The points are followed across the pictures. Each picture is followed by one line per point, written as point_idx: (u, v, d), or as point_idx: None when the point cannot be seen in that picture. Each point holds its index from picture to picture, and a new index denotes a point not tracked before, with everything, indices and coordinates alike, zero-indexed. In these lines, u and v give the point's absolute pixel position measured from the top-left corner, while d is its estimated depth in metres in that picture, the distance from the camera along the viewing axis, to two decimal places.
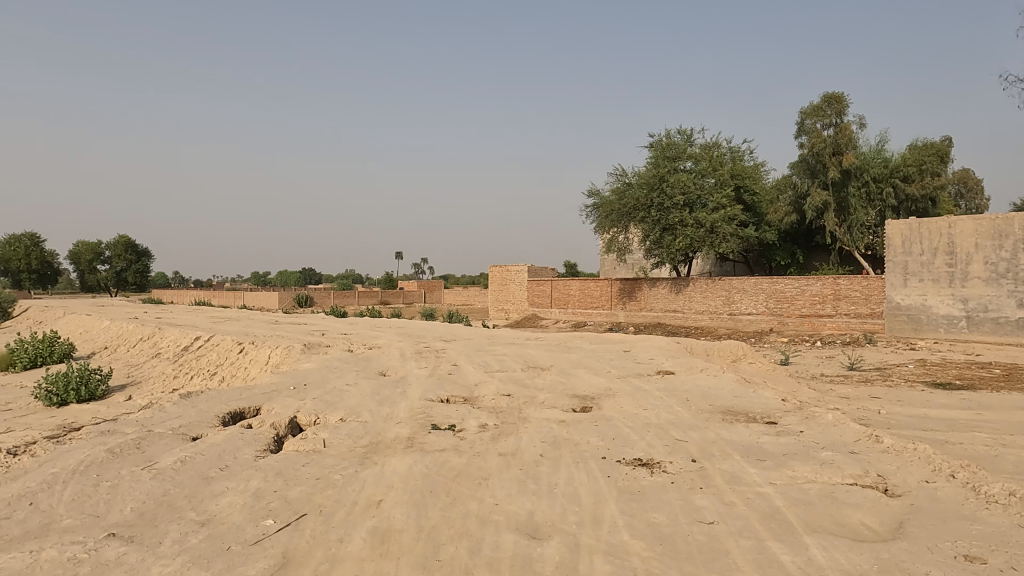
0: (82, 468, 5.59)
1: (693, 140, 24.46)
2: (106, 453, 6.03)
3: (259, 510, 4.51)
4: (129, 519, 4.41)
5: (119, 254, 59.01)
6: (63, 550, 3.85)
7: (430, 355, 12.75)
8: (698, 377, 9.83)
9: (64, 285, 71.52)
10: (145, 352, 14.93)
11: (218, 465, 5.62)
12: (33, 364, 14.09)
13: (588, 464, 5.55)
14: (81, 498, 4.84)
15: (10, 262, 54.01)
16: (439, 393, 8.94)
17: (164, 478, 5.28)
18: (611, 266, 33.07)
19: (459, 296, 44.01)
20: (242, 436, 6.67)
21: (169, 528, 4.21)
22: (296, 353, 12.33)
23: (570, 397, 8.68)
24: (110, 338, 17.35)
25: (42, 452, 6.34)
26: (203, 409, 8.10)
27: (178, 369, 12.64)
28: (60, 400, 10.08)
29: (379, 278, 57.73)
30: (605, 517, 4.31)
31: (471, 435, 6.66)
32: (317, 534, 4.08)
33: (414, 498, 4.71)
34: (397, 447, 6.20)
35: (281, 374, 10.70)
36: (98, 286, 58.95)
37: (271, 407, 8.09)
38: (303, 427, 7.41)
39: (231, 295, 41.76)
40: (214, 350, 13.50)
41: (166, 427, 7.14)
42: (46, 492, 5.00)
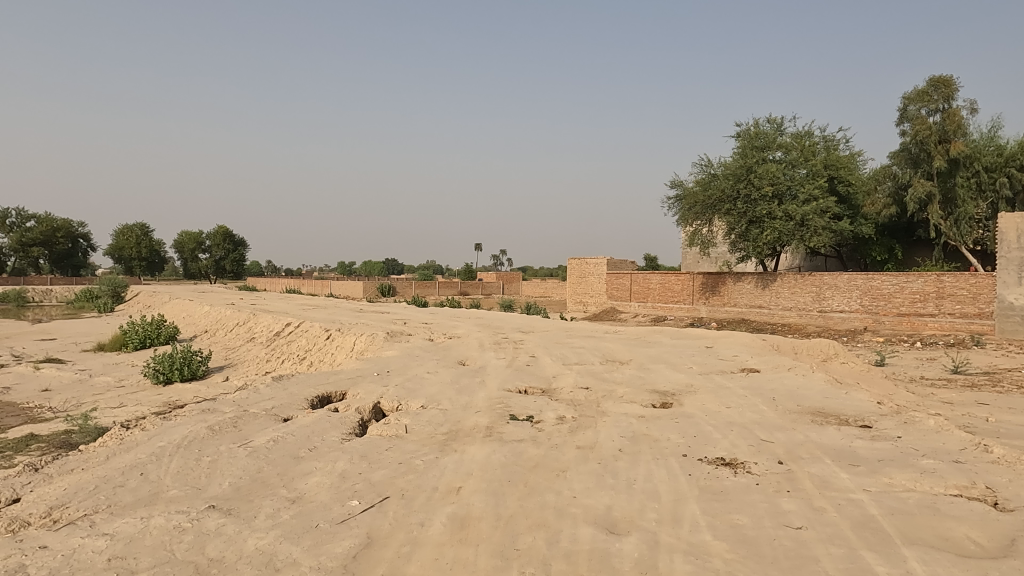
0: (186, 442, 6.00)
1: (783, 129, 23.48)
2: (207, 430, 6.44)
3: (345, 491, 4.70)
4: (227, 493, 4.69)
5: (218, 243, 62.52)
6: (170, 518, 4.14)
7: (508, 346, 12.84)
8: (785, 376, 9.44)
9: (170, 272, 76.68)
10: (240, 336, 15.81)
11: (308, 446, 5.90)
12: (142, 345, 15.22)
13: (668, 461, 5.44)
14: (185, 470, 5.20)
15: (123, 251, 58.53)
16: (517, 384, 9.00)
17: (258, 455, 5.58)
18: (693, 259, 32.36)
19: (537, 288, 44.01)
20: (329, 419, 6.97)
21: (264, 503, 4.44)
22: (379, 341, 12.71)
23: (650, 393, 8.52)
24: (210, 323, 18.47)
25: (151, 426, 6.85)
26: (293, 392, 8.50)
27: (271, 353, 13.32)
28: (165, 378, 10.85)
29: (460, 270, 58.74)
30: (686, 516, 4.23)
31: (548, 427, 6.66)
32: (400, 517, 4.20)
33: (492, 487, 4.77)
34: (475, 436, 6.28)
35: (364, 361, 11.07)
36: (199, 274, 62.69)
37: (356, 392, 8.40)
38: (386, 413, 7.64)
39: (318, 284, 43.42)
40: (303, 336, 14.12)
41: (260, 408, 7.54)
42: (155, 463, 5.40)
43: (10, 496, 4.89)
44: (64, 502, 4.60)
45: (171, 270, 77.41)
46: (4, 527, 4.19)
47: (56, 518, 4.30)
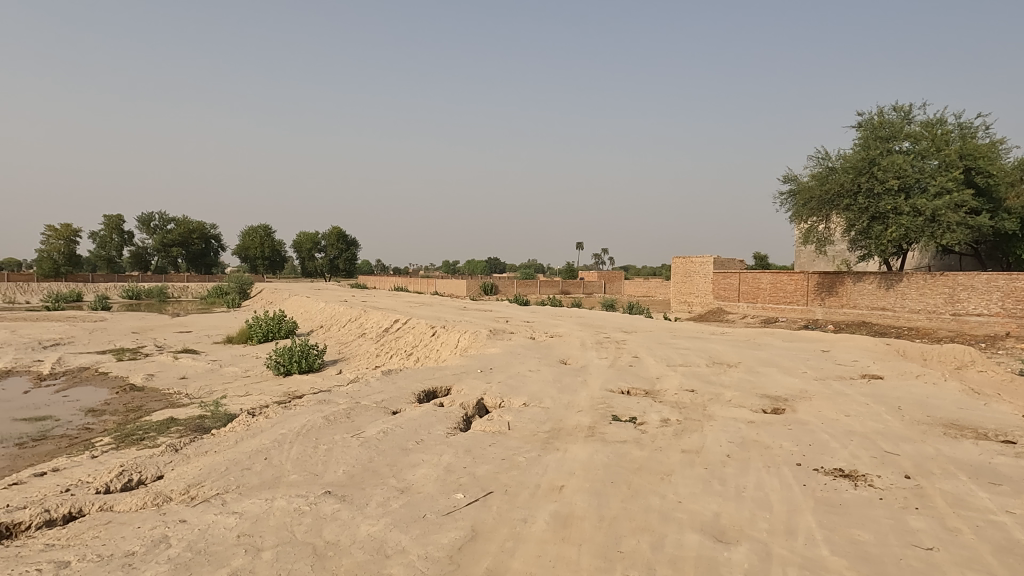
0: (305, 430, 6.38)
1: (912, 117, 21.75)
2: (323, 419, 6.82)
3: (451, 483, 4.82)
4: (342, 480, 4.95)
5: (332, 244, 66.00)
6: (291, 501, 4.42)
7: (610, 346, 12.71)
8: (912, 385, 8.74)
9: (290, 271, 81.80)
10: (353, 331, 16.62)
11: (415, 438, 6.11)
12: (266, 338, 16.36)
13: (781, 470, 5.18)
14: (304, 457, 5.54)
15: (248, 251, 63.07)
16: (620, 384, 8.90)
17: (370, 446, 5.85)
18: (808, 258, 30.69)
19: (639, 287, 43.20)
20: (436, 413, 7.19)
21: (375, 491, 4.65)
22: (482, 338, 12.95)
23: (760, 397, 8.15)
24: (325, 318, 19.55)
25: (274, 414, 7.34)
26: (402, 386, 8.84)
27: (380, 348, 13.91)
28: (285, 370, 11.60)
29: (562, 269, 58.67)
30: (801, 528, 4.01)
31: (652, 429, 6.53)
32: (503, 512, 4.26)
33: (595, 487, 4.74)
34: (578, 435, 6.27)
35: (468, 358, 11.33)
36: (316, 273, 66.49)
37: (461, 388, 8.61)
38: (489, 409, 7.78)
39: (424, 282, 44.82)
40: (410, 332, 14.64)
41: (371, 400, 7.90)
42: (278, 449, 5.78)
43: (155, 473, 5.41)
44: (200, 481, 5.02)
45: (290, 269, 82.58)
46: (151, 501, 4.64)
47: (193, 495, 4.71)
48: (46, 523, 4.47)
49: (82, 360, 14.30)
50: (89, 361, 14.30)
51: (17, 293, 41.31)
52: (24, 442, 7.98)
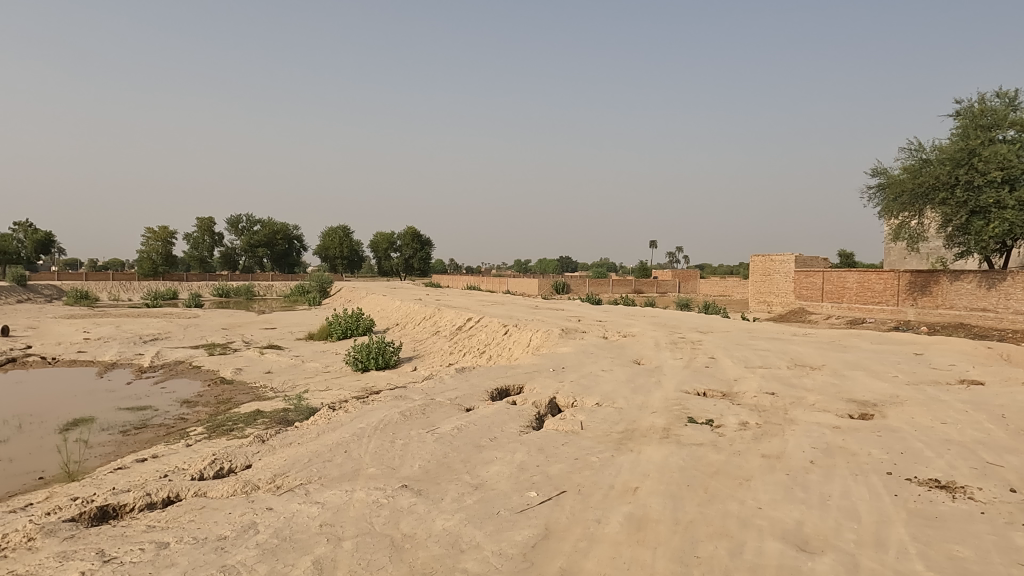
0: (382, 425, 6.57)
1: (1018, 103, 20.19)
2: (400, 415, 7.00)
3: (524, 482, 4.85)
4: (418, 474, 5.06)
5: (407, 243, 67.52)
6: (370, 494, 4.56)
7: (685, 346, 12.43)
8: (1017, 391, 8.12)
9: (367, 270, 84.31)
10: (427, 329, 16.95)
11: (489, 435, 6.17)
12: (345, 335, 16.92)
13: (869, 478, 4.93)
14: (382, 451, 5.69)
15: (328, 251, 65.40)
16: (696, 385, 8.69)
17: (444, 442, 5.95)
18: (899, 255, 29.04)
19: (716, 286, 42.02)
20: (508, 411, 7.24)
21: (450, 486, 4.73)
22: (555, 337, 12.94)
23: (846, 402, 7.77)
24: (401, 316, 20.02)
25: (353, 409, 7.59)
26: (474, 383, 8.95)
27: (454, 346, 14.13)
28: (363, 366, 11.97)
29: (634, 268, 57.82)
30: (892, 541, 3.81)
31: (730, 432, 6.35)
32: (577, 511, 4.25)
33: (670, 490, 4.65)
34: (652, 436, 6.17)
35: (540, 356, 11.34)
36: (392, 272, 68.26)
37: (533, 386, 8.63)
38: (562, 408, 7.77)
39: (496, 281, 45.21)
40: (482, 331, 14.79)
41: (445, 397, 8.04)
42: (356, 443, 5.98)
43: (244, 462, 5.69)
44: (285, 471, 5.25)
45: (367, 268, 85.12)
46: (240, 489, 4.89)
47: (279, 484, 4.93)
48: (148, 506, 4.79)
49: (178, 354, 15.23)
50: (183, 355, 15.21)
51: (121, 291, 44.44)
52: (127, 429, 8.58)
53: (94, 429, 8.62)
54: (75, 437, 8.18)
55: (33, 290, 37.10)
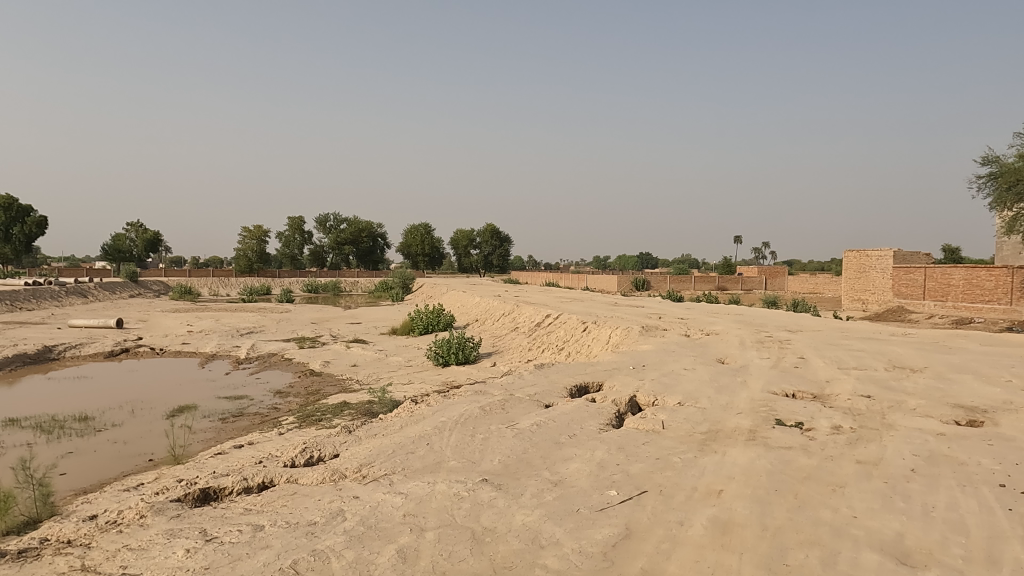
0: (462, 419, 6.67)
1: None
2: (480, 410, 7.08)
3: (604, 480, 4.80)
4: (497, 469, 5.11)
5: (487, 240, 68.27)
6: (451, 486, 4.64)
7: (773, 345, 11.95)
8: None
9: (448, 266, 85.91)
10: (506, 325, 17.09)
11: (568, 433, 6.15)
12: (426, 330, 17.30)
13: (978, 490, 4.58)
14: (462, 444, 5.78)
15: (411, 249, 67.07)
16: (784, 386, 8.34)
17: (524, 437, 5.98)
18: (1013, 250, 26.83)
19: (805, 283, 40.19)
20: (588, 408, 7.19)
21: (529, 482, 4.74)
22: (635, 334, 12.75)
23: (952, 407, 7.25)
24: (480, 312, 20.27)
25: (435, 403, 7.75)
26: (553, 380, 8.94)
27: (533, 342, 14.17)
28: (444, 361, 12.22)
29: (718, 264, 56.15)
30: (1006, 558, 3.52)
31: (822, 436, 6.05)
32: (658, 512, 4.16)
33: (757, 494, 4.48)
34: (737, 438, 5.97)
35: (620, 354, 11.20)
36: (472, 269, 69.35)
37: (613, 384, 8.53)
38: (642, 407, 7.64)
39: (575, 278, 45.04)
40: (561, 327, 14.76)
41: (524, 393, 8.08)
42: (438, 436, 6.10)
43: (332, 451, 5.92)
44: (370, 461, 5.42)
45: (448, 265, 86.74)
46: (329, 477, 5.09)
47: (365, 474, 5.10)
48: (244, 490, 5.07)
49: (271, 347, 16.02)
50: (276, 347, 15.98)
51: (220, 286, 47.23)
52: (226, 417, 9.10)
53: (196, 416, 9.20)
54: (180, 423, 8.75)
55: (143, 286, 39.99)
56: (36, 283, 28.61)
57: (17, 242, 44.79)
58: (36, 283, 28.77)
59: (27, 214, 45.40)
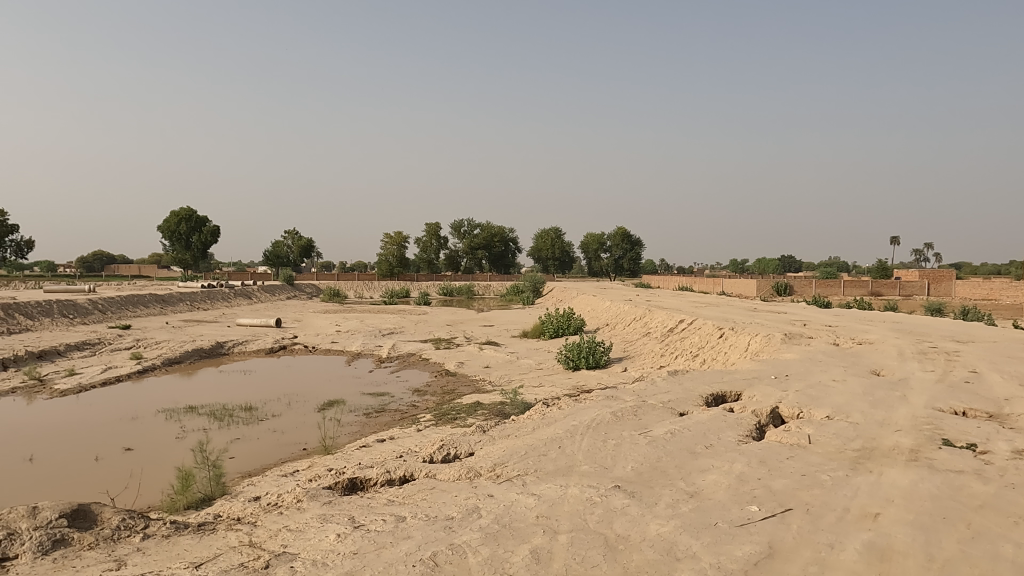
0: (594, 424, 6.63)
1: None
2: (612, 415, 7.01)
3: (744, 494, 4.57)
4: (631, 476, 5.02)
5: (617, 244, 67.51)
6: (583, 491, 4.62)
7: (938, 357, 10.79)
8: None
9: (578, 271, 85.88)
10: (637, 330, 16.78)
11: (705, 442, 5.93)
12: (557, 334, 17.41)
13: None
14: (594, 449, 5.75)
15: (541, 252, 67.84)
16: (952, 403, 7.51)
17: (658, 445, 5.84)
18: None
19: (977, 289, 35.94)
20: (726, 418, 6.89)
21: (664, 491, 4.62)
22: (776, 342, 12.04)
23: None
24: (611, 316, 20.07)
25: (566, 406, 7.77)
26: (688, 387, 8.66)
27: (665, 348, 13.81)
28: (574, 365, 12.25)
29: (870, 268, 51.72)
30: None
31: (1000, 460, 5.37)
32: (805, 532, 3.90)
33: (921, 521, 4.07)
34: (896, 458, 5.45)
35: (760, 362, 10.64)
36: (602, 273, 69.02)
37: (752, 394, 8.12)
38: (785, 419, 7.21)
39: (709, 282, 43.36)
40: (695, 333, 14.25)
41: (657, 400, 7.89)
42: (570, 439, 6.11)
43: (467, 449, 6.12)
44: (504, 461, 5.54)
45: (578, 269, 86.82)
46: (464, 474, 5.27)
47: (499, 473, 5.23)
48: (388, 482, 5.37)
49: (410, 347, 16.84)
50: (415, 347, 16.77)
51: (364, 288, 50.34)
52: (370, 412, 9.69)
53: (344, 410, 9.87)
54: (330, 416, 9.43)
55: (298, 288, 43.54)
56: (209, 285, 32.05)
57: (195, 249, 50.29)
58: (210, 285, 32.22)
59: (203, 223, 50.86)
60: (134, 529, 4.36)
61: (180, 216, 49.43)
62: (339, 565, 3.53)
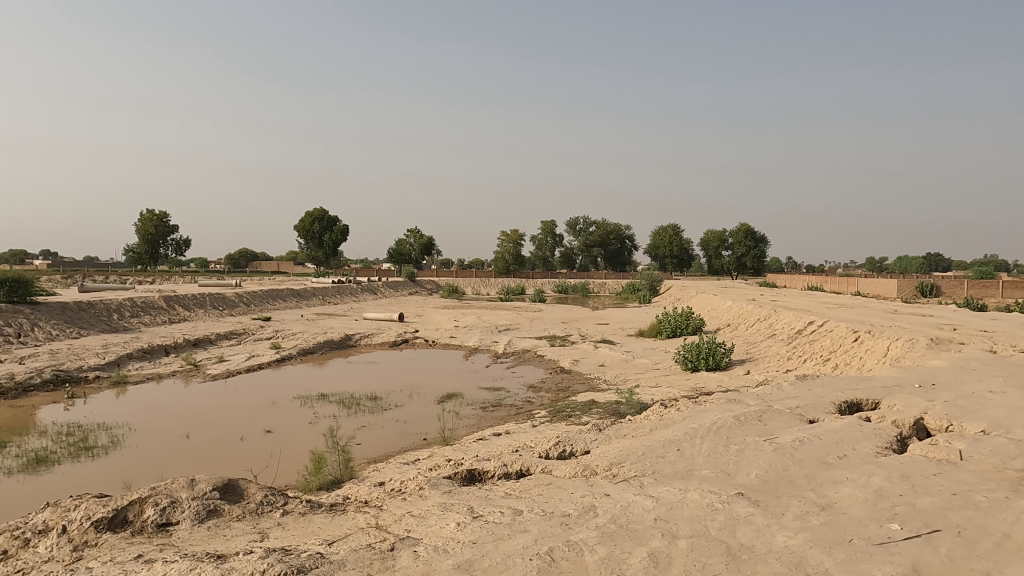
0: (715, 428, 6.39)
1: None
2: (734, 419, 6.72)
3: (883, 511, 4.23)
4: (755, 484, 4.79)
5: (740, 241, 64.62)
6: (704, 496, 4.47)
7: None
8: None
9: (697, 269, 83.10)
10: (762, 331, 15.98)
11: (838, 453, 5.54)
12: (674, 333, 16.94)
13: None
14: (715, 454, 5.54)
15: (658, 250, 66.33)
16: None
17: (785, 453, 5.53)
18: None
19: None
20: (861, 428, 6.40)
21: (792, 502, 4.37)
22: (920, 348, 11.02)
23: None
24: (732, 317, 19.24)
25: (685, 408, 7.54)
26: (818, 393, 8.13)
27: (792, 351, 13.05)
28: (693, 366, 11.89)
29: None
30: None
31: None
32: (955, 557, 3.55)
33: None
34: None
35: (901, 369, 9.79)
36: (723, 271, 66.48)
37: (892, 403, 7.49)
38: (931, 432, 6.59)
39: (842, 282, 40.51)
40: (827, 336, 13.34)
41: (784, 405, 7.48)
42: (689, 442, 5.93)
43: (582, 447, 6.09)
44: (621, 461, 5.47)
45: (698, 267, 84.00)
46: (581, 472, 5.26)
47: (615, 473, 5.17)
48: (504, 475, 5.47)
49: (525, 343, 17.02)
50: (530, 344, 16.94)
51: (481, 285, 51.52)
52: (486, 406, 9.91)
53: (463, 403, 10.17)
54: (450, 408, 9.75)
55: (419, 284, 45.32)
56: (339, 281, 34.12)
57: (326, 247, 53.43)
58: (340, 281, 34.27)
59: (334, 223, 54.04)
60: (275, 504, 4.73)
61: (314, 217, 53.03)
62: (458, 553, 3.64)
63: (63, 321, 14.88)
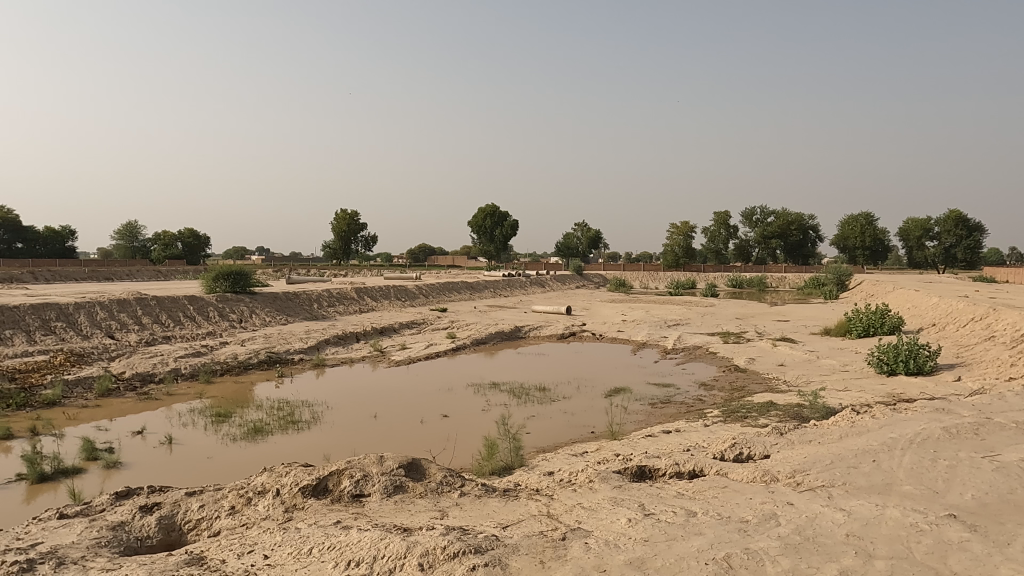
0: (919, 439, 5.70)
1: None
2: (943, 431, 5.94)
3: None
4: (972, 506, 4.20)
5: (948, 230, 56.87)
6: (906, 515, 4.00)
7: None
8: None
9: (895, 261, 74.71)
10: (977, 333, 13.97)
11: None
12: (867, 333, 15.36)
13: None
14: (920, 468, 4.94)
15: (848, 241, 60.55)
16: None
17: (1010, 474, 4.78)
18: None
19: None
20: None
21: (1021, 531, 3.77)
22: None
23: None
24: (938, 316, 17.02)
25: (881, 415, 6.81)
26: None
27: (1017, 356, 11.26)
28: (889, 369, 10.76)
29: None
30: None
31: None
32: None
33: None
34: None
35: None
36: (927, 263, 59.11)
37: None
38: None
39: None
40: None
41: (1008, 419, 6.47)
42: (887, 453, 5.34)
43: (762, 451, 5.74)
44: (806, 468, 5.08)
45: (895, 259, 75.41)
46: (760, 477, 4.95)
47: (800, 481, 4.80)
48: (676, 474, 5.31)
49: (696, 339, 16.40)
50: (701, 340, 16.29)
51: (650, 279, 50.50)
52: (656, 402, 9.68)
53: (631, 398, 10.03)
54: (618, 403, 9.67)
55: (587, 278, 45.46)
56: (510, 274, 35.21)
57: (499, 241, 55.45)
58: (510, 274, 35.36)
59: (506, 218, 55.86)
60: (453, 485, 5.00)
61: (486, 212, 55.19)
62: (630, 549, 3.59)
63: (274, 309, 16.89)
